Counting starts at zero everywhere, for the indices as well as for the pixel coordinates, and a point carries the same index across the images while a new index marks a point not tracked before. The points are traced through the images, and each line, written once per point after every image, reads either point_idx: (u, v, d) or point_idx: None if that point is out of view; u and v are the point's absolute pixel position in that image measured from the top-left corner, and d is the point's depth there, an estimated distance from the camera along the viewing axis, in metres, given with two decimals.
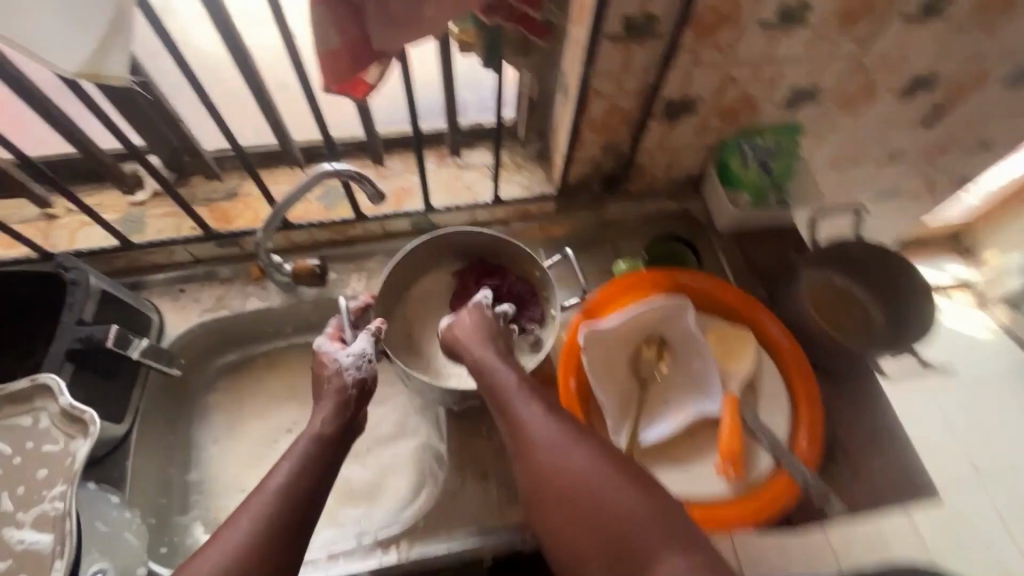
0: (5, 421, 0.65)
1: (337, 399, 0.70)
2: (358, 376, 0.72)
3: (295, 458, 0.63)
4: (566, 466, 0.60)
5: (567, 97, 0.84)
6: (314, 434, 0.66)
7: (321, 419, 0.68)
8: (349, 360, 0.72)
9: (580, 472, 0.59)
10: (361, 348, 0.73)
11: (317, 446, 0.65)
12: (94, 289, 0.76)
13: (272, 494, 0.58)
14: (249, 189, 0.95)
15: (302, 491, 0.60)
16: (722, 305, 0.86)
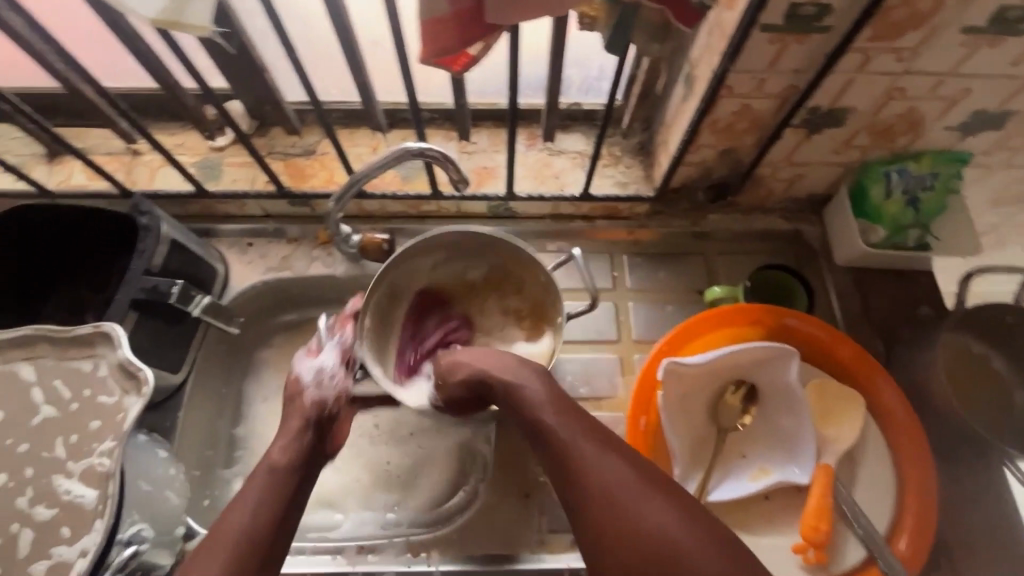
0: (67, 364, 0.64)
1: (298, 425, 0.65)
2: (321, 395, 0.69)
3: (258, 498, 0.59)
4: (621, 517, 0.51)
5: (691, 91, 0.71)
6: (275, 467, 0.62)
7: (279, 452, 0.63)
8: (311, 379, 0.70)
9: (638, 523, 0.51)
10: (324, 362, 0.71)
11: (282, 478, 0.61)
12: (164, 237, 0.75)
13: (233, 540, 0.55)
14: (326, 148, 0.90)
15: (259, 542, 0.56)
16: (830, 358, 0.74)
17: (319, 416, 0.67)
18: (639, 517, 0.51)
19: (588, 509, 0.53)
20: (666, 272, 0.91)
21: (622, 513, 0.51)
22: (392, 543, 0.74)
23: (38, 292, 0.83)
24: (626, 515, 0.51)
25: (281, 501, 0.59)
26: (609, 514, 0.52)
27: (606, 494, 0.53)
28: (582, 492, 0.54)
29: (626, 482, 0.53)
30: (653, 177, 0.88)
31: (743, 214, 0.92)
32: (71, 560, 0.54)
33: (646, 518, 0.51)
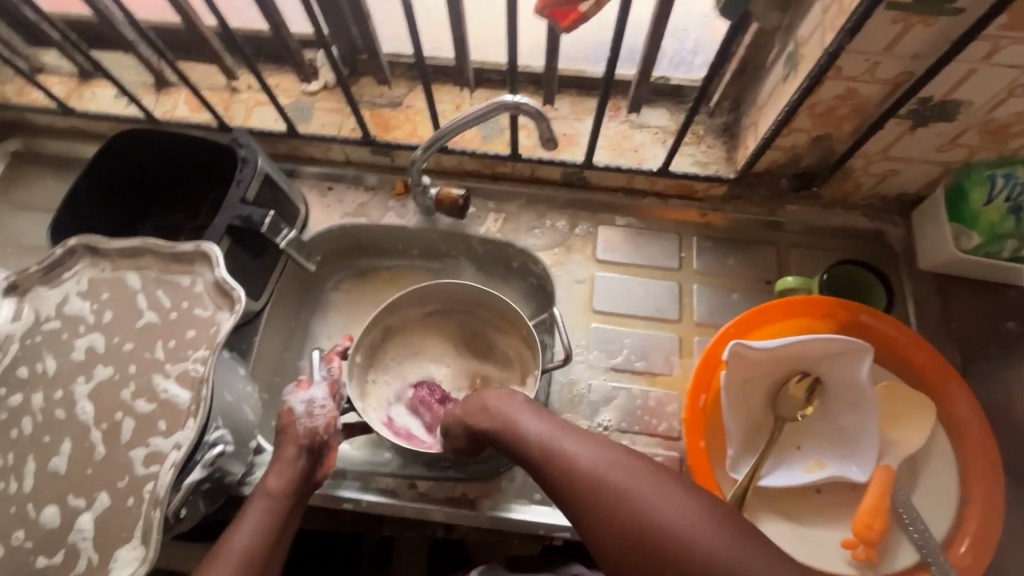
0: (168, 276, 0.69)
1: (292, 452, 0.63)
2: (311, 425, 0.65)
3: (250, 530, 0.59)
4: (646, 533, 0.50)
5: (795, 71, 0.69)
6: (267, 498, 0.61)
7: (273, 482, 0.62)
8: (302, 411, 0.65)
9: (663, 541, 0.49)
10: (313, 396, 0.67)
11: (272, 511, 0.60)
12: (259, 171, 0.79)
13: (234, 560, 0.56)
14: (412, 102, 0.93)
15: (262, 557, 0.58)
16: (903, 360, 0.71)
17: (313, 442, 0.64)
18: (661, 530, 0.50)
19: (611, 533, 0.52)
20: (735, 259, 0.89)
21: (647, 532, 0.50)
22: (439, 484, 0.74)
23: (138, 212, 0.90)
24: (649, 533, 0.50)
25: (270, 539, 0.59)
26: (633, 531, 0.51)
27: (623, 514, 0.52)
28: (598, 515, 0.52)
29: (639, 496, 0.52)
30: (736, 159, 0.86)
31: (824, 208, 0.89)
32: (165, 451, 0.59)
33: (674, 534, 0.49)
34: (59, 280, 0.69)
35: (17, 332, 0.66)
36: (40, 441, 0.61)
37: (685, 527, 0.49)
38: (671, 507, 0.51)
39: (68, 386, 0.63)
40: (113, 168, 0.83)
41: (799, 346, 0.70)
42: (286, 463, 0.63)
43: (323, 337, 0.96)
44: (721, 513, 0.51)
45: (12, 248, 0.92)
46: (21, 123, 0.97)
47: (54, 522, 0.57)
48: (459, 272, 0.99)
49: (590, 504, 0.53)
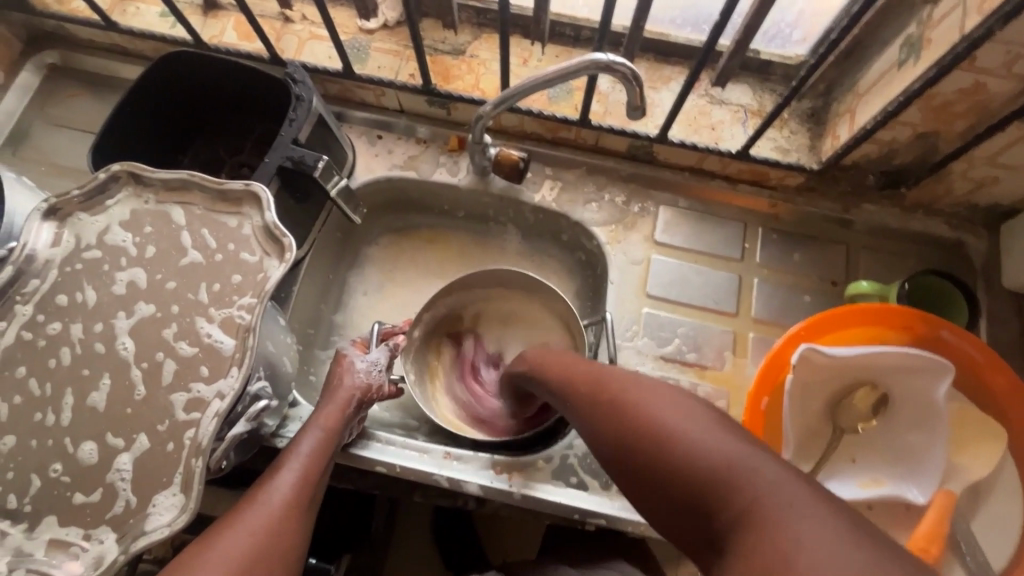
0: (214, 215, 0.65)
1: (346, 399, 0.69)
2: (368, 381, 0.72)
3: (303, 457, 0.62)
4: (630, 428, 0.46)
5: (918, 57, 0.62)
6: (319, 433, 0.65)
7: (318, 418, 0.66)
8: (362, 367, 0.73)
9: (653, 419, 0.46)
10: (377, 357, 0.75)
11: (322, 442, 0.64)
12: (313, 112, 0.74)
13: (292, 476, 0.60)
14: (476, 51, 0.86)
15: (310, 480, 0.61)
16: (977, 383, 0.68)
17: (361, 398, 0.70)
18: (651, 413, 0.46)
19: (602, 424, 0.49)
20: (803, 255, 0.84)
21: (647, 412, 0.47)
22: (477, 455, 0.73)
23: (178, 143, 0.85)
24: (648, 415, 0.46)
25: (319, 471, 0.62)
26: (628, 418, 0.47)
27: (619, 404, 0.49)
28: (596, 414, 0.51)
29: (644, 385, 0.49)
30: (819, 149, 0.80)
31: (905, 211, 0.83)
32: (207, 399, 0.57)
33: (668, 414, 0.45)
34: (101, 208, 0.65)
35: (56, 259, 0.63)
36: (79, 375, 0.58)
37: (687, 421, 0.44)
38: (672, 406, 0.46)
39: (109, 320, 0.60)
40: (158, 92, 0.78)
41: (875, 357, 0.65)
42: (332, 407, 0.67)
43: (360, 292, 0.93)
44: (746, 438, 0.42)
45: (46, 167, 0.88)
46: (60, 34, 0.92)
47: (92, 459, 0.55)
48: (504, 238, 0.95)
49: (584, 417, 0.52)
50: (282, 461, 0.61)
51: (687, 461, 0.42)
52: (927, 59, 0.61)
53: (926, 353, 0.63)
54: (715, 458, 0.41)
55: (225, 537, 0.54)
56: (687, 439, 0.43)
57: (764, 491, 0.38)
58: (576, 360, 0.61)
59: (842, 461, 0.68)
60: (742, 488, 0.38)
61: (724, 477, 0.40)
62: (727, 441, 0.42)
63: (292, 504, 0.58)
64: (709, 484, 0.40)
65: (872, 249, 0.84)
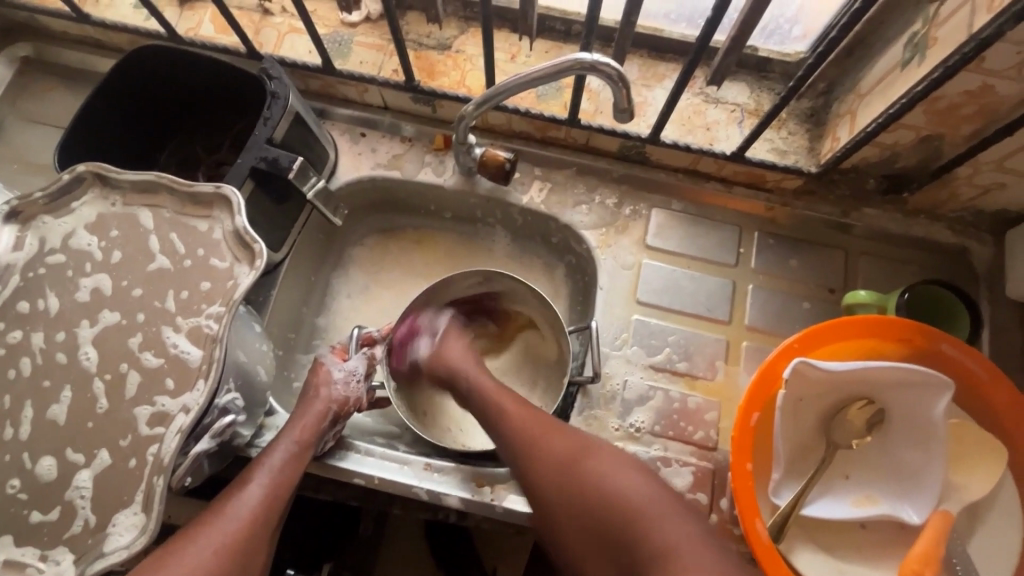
0: (184, 218, 0.63)
1: (319, 411, 0.66)
2: (345, 393, 0.70)
3: (271, 472, 0.60)
4: (551, 477, 0.56)
5: (923, 58, 0.59)
6: (292, 447, 0.62)
7: (291, 430, 0.64)
8: (339, 377, 0.71)
9: (590, 471, 0.55)
10: (355, 366, 0.73)
11: (295, 456, 0.62)
12: (290, 109, 0.71)
13: (256, 494, 0.58)
14: (462, 46, 0.83)
15: (276, 498, 0.59)
16: (978, 399, 0.65)
17: (337, 411, 0.68)
18: (589, 466, 0.55)
19: (538, 473, 0.57)
20: (800, 261, 0.81)
21: (584, 465, 0.56)
22: (459, 467, 0.70)
23: (154, 140, 0.83)
24: (581, 469, 0.55)
25: (288, 487, 0.60)
26: (570, 473, 0.55)
27: (565, 455, 0.57)
28: (536, 460, 0.58)
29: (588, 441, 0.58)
30: (819, 151, 0.77)
31: (906, 216, 0.80)
32: (172, 413, 0.55)
33: (605, 472, 0.55)
34: (65, 210, 0.63)
35: (18, 263, 0.61)
36: (39, 386, 0.56)
37: (601, 464, 0.55)
38: (609, 462, 0.55)
39: (71, 329, 0.58)
40: (131, 87, 0.75)
41: (872, 373, 0.62)
42: (305, 419, 0.65)
43: (343, 295, 0.91)
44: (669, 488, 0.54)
45: (18, 164, 0.85)
46: (33, 26, 0.89)
47: (51, 475, 0.53)
48: (492, 240, 0.92)
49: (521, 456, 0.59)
50: (250, 475, 0.59)
51: (611, 506, 0.52)
52: (932, 59, 0.58)
53: (922, 369, 0.61)
54: (633, 508, 0.51)
55: (183, 557, 0.52)
56: (612, 490, 0.53)
57: (674, 536, 0.49)
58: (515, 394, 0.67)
59: (836, 479, 0.66)
60: (646, 528, 0.50)
61: (634, 523, 0.50)
62: (648, 493, 0.52)
63: (256, 523, 0.56)
64: (622, 522, 0.51)
65: (872, 255, 0.81)
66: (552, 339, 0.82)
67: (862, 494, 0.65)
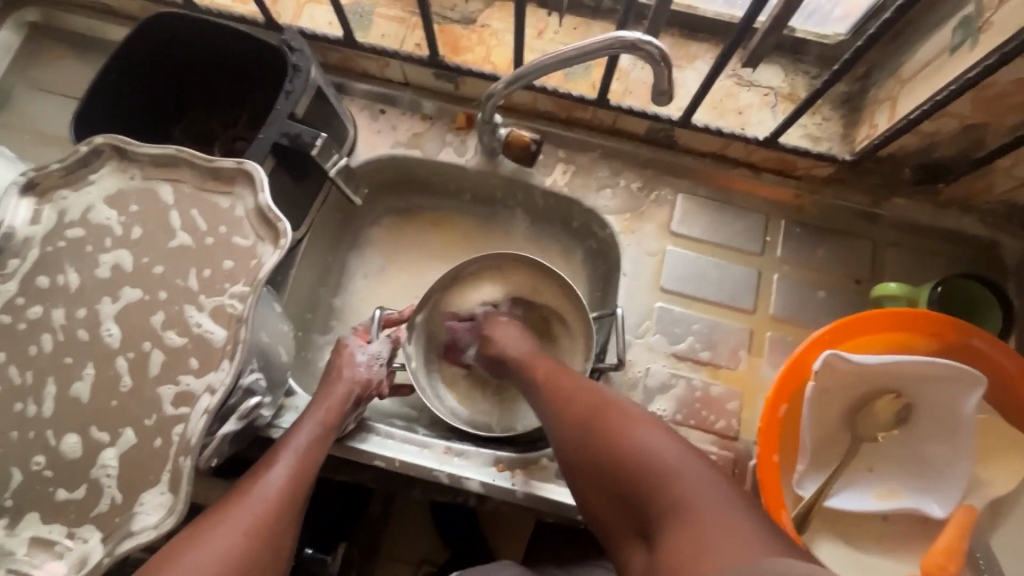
0: (204, 194, 0.61)
1: (344, 393, 0.66)
2: (368, 374, 0.69)
3: (298, 453, 0.60)
4: (594, 433, 0.55)
5: (975, 44, 0.57)
6: (317, 428, 0.62)
7: (317, 410, 0.64)
8: (362, 360, 0.70)
9: (618, 435, 0.53)
10: (378, 350, 0.71)
11: (320, 437, 0.62)
12: (312, 83, 0.69)
13: (285, 471, 0.58)
14: (488, 20, 0.80)
15: (303, 475, 0.59)
16: (1007, 396, 0.64)
17: (361, 393, 0.68)
18: (621, 425, 0.54)
19: (570, 427, 0.57)
20: (827, 251, 0.79)
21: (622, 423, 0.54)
22: (479, 452, 0.70)
23: (169, 112, 0.80)
24: (615, 415, 0.55)
25: (315, 469, 0.60)
26: (601, 420, 0.55)
27: (589, 412, 0.57)
28: (569, 425, 0.57)
29: (611, 396, 0.57)
30: (853, 138, 0.75)
31: (938, 207, 0.79)
32: (197, 394, 0.54)
33: (634, 428, 0.53)
34: (84, 183, 0.61)
35: (36, 236, 0.59)
36: (61, 363, 0.55)
37: (649, 431, 0.53)
38: (636, 424, 0.54)
39: (92, 306, 0.57)
40: (146, 56, 0.73)
41: (903, 366, 0.61)
42: (332, 398, 0.65)
43: (359, 275, 0.89)
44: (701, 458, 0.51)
45: (30, 134, 0.83)
46: None
47: (75, 453, 0.52)
48: (512, 223, 0.90)
49: (557, 419, 0.59)
50: (276, 456, 0.59)
51: (641, 468, 0.51)
52: (986, 43, 0.55)
53: (955, 364, 0.60)
54: (658, 469, 0.50)
55: (215, 533, 0.52)
56: (642, 446, 0.52)
57: (705, 502, 0.47)
58: (550, 362, 0.67)
59: (862, 471, 0.66)
60: (676, 491, 0.48)
61: (666, 481, 0.49)
62: (675, 451, 0.51)
63: (284, 501, 0.56)
64: (651, 481, 0.50)
65: (901, 246, 0.79)
66: (575, 326, 0.80)
67: (889, 487, 0.64)
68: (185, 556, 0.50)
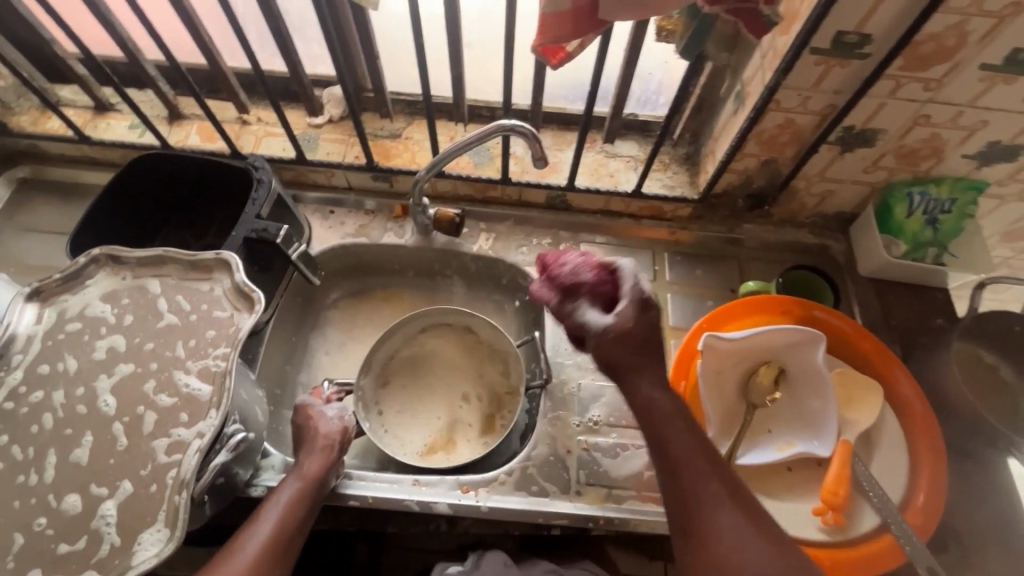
0: (187, 282, 0.74)
1: (323, 444, 0.74)
2: (341, 423, 0.79)
3: (279, 508, 0.66)
4: (709, 542, 0.55)
5: (743, 106, 0.82)
6: (298, 483, 0.69)
7: (305, 466, 0.72)
8: (333, 413, 0.80)
9: (751, 565, 0.54)
10: (343, 405, 0.82)
11: (300, 492, 0.69)
12: (273, 192, 0.86)
13: (271, 526, 0.64)
14: (410, 134, 1.02)
15: (285, 529, 0.65)
16: (853, 351, 0.82)
17: (340, 442, 0.76)
18: (734, 555, 0.54)
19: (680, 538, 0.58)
20: (703, 271, 1.00)
21: (741, 561, 0.54)
22: (443, 479, 0.79)
23: (150, 233, 0.95)
24: (725, 529, 0.56)
25: (297, 521, 0.67)
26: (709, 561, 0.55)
27: (714, 544, 0.55)
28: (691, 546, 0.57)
29: (738, 532, 0.55)
30: (698, 183, 0.99)
31: (776, 225, 1.01)
32: (188, 440, 0.62)
33: (742, 546, 0.54)
34: (80, 287, 0.73)
35: (38, 334, 0.69)
36: (61, 434, 0.63)
37: (748, 550, 0.54)
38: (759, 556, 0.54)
39: (90, 383, 0.66)
40: (130, 190, 0.89)
41: (764, 337, 0.79)
42: (318, 452, 0.73)
43: (322, 352, 1.00)
44: (803, 562, 0.55)
45: (18, 268, 0.95)
46: (32, 151, 1.02)
47: (77, 509, 0.59)
48: (451, 289, 1.06)
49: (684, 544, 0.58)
50: (260, 512, 0.66)
51: (737, 549, 0.54)
52: (747, 106, 0.81)
53: (800, 325, 0.79)
54: None
55: None
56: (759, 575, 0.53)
57: None
58: (667, 408, 0.61)
59: (760, 433, 0.79)
60: None
61: None
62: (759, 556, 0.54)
63: (267, 553, 0.62)
64: None
65: (757, 259, 1.01)
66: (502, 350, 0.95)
67: (783, 440, 0.78)
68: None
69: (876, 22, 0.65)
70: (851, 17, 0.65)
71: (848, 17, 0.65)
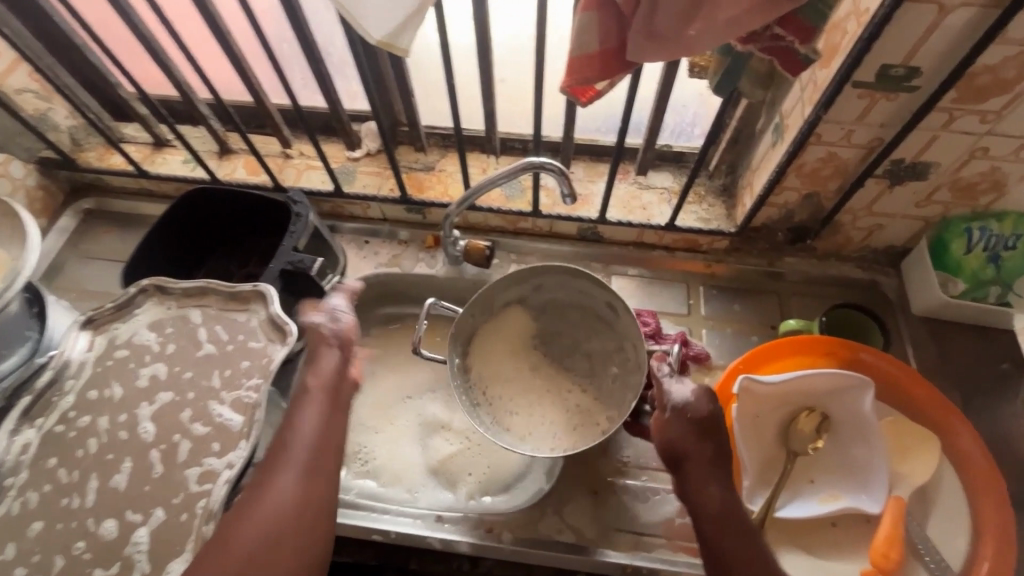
0: (224, 313, 0.77)
1: (326, 350, 0.68)
2: (335, 327, 0.71)
3: (307, 417, 0.62)
4: None
5: (782, 139, 0.79)
6: (317, 385, 0.65)
7: (317, 369, 0.67)
8: (323, 319, 0.71)
9: None
10: (335, 305, 0.73)
11: (322, 398, 0.64)
12: (310, 225, 0.89)
13: (299, 441, 0.60)
14: (444, 166, 1.04)
15: (319, 440, 0.61)
16: (905, 397, 0.76)
17: (343, 339, 0.70)
18: None
19: None
20: (741, 306, 0.96)
21: None
22: (466, 517, 0.78)
23: (196, 261, 1.00)
24: None
25: (326, 431, 0.62)
26: None
27: None
28: None
29: None
30: (735, 215, 0.95)
31: (820, 259, 0.97)
32: (218, 470, 0.64)
33: None
34: (128, 316, 0.77)
35: (87, 361, 0.73)
36: (103, 459, 0.66)
37: None
38: None
39: (132, 410, 0.69)
40: (180, 222, 0.94)
41: (806, 380, 0.74)
42: (325, 379, 0.66)
43: None
44: None
45: (78, 293, 1.01)
46: (96, 184, 1.10)
47: (113, 534, 0.61)
48: None
49: None
50: (289, 427, 0.61)
51: None
52: (786, 139, 0.78)
53: (846, 370, 0.74)
54: None
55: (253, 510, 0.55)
56: None
57: None
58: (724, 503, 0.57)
59: (801, 482, 0.74)
60: None
61: None
62: None
63: (312, 467, 0.59)
64: None
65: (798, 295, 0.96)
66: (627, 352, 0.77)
67: (827, 492, 0.73)
68: (232, 548, 0.52)
69: (924, 55, 0.62)
70: (897, 50, 0.62)
71: (893, 50, 0.62)
